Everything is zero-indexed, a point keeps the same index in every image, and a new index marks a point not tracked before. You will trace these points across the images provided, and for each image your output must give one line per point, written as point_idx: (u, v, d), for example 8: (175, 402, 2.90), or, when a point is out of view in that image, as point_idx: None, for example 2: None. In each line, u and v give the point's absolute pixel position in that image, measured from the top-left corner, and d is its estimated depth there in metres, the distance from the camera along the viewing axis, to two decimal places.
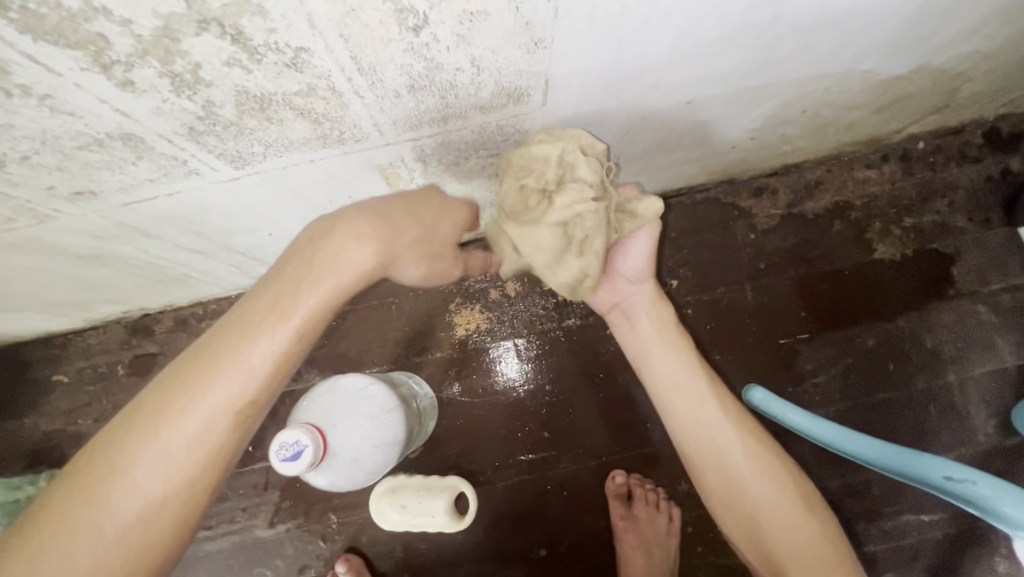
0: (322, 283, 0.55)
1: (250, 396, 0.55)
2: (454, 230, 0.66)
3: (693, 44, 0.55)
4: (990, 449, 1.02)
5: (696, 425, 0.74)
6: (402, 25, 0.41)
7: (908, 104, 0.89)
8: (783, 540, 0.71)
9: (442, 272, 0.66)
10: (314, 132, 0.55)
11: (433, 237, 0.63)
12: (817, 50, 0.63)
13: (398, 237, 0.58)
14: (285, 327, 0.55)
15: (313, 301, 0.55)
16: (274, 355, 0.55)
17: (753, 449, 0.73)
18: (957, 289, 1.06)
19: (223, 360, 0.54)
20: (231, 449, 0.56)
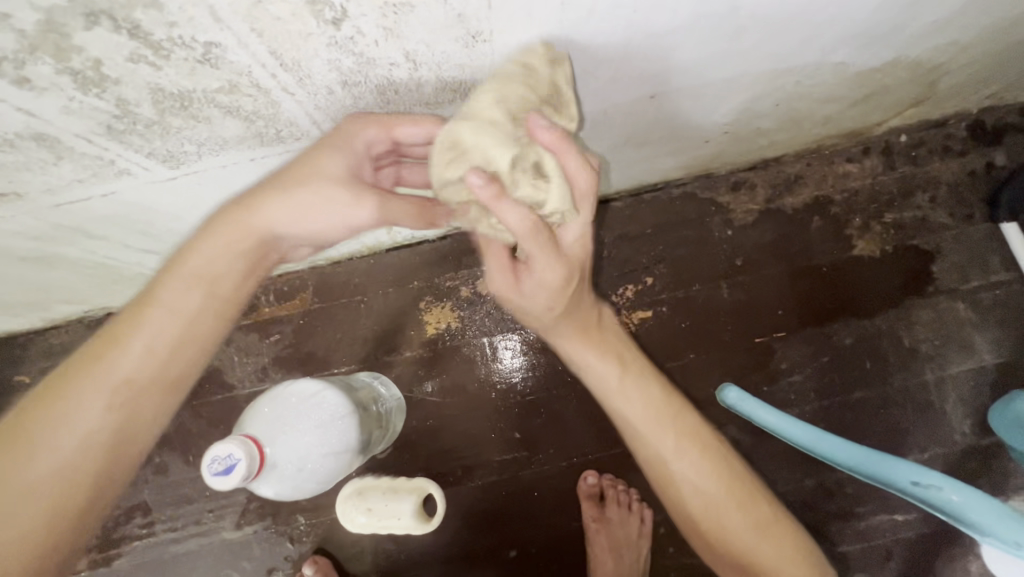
0: (190, 259, 0.54)
1: (128, 377, 0.54)
2: (343, 163, 0.51)
3: (648, 36, 0.52)
4: (967, 449, 1.01)
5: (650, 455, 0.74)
6: (319, 18, 0.38)
7: (887, 96, 0.86)
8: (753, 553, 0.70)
9: (339, 213, 0.51)
10: (248, 131, 0.52)
11: (308, 180, 0.51)
12: (783, 42, 0.60)
13: (266, 189, 0.52)
14: (156, 308, 0.54)
15: (183, 277, 0.54)
16: (148, 336, 0.54)
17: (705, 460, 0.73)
18: (937, 286, 1.05)
19: (104, 344, 0.54)
20: (109, 441, 0.53)
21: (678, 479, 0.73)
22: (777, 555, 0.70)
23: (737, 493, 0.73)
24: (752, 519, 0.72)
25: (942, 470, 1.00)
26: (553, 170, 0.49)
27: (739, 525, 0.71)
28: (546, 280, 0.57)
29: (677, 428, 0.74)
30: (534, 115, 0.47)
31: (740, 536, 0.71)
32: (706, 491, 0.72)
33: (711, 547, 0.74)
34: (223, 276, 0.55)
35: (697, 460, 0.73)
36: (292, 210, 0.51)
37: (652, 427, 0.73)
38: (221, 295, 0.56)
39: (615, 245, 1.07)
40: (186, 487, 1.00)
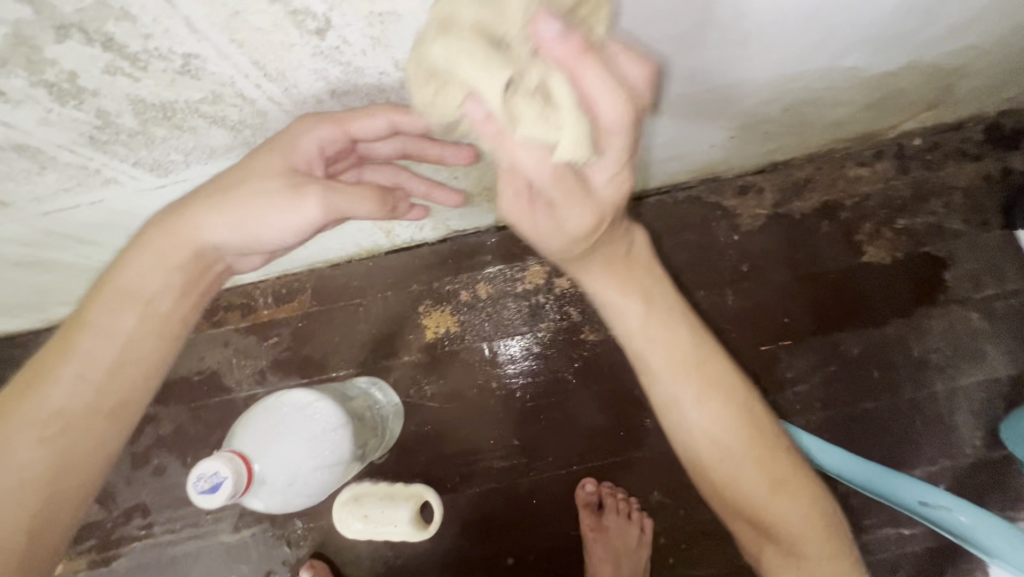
0: (121, 273, 0.52)
1: (59, 407, 0.51)
2: (287, 157, 0.47)
3: (650, 41, 0.49)
4: (977, 462, 0.98)
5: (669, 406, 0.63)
6: (301, 28, 0.37)
7: (901, 100, 0.83)
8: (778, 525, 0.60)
9: (274, 212, 0.46)
10: (236, 140, 0.50)
11: (245, 179, 0.47)
12: (792, 47, 0.57)
13: (194, 199, 0.51)
14: (86, 329, 0.52)
15: (114, 295, 0.53)
16: (79, 363, 0.52)
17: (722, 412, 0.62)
18: (949, 294, 1.02)
19: (36, 377, 0.52)
20: (44, 477, 0.50)
21: (691, 428, 0.62)
22: (795, 519, 0.60)
23: (761, 450, 0.61)
24: (771, 482, 0.60)
25: (951, 483, 0.98)
26: (566, 97, 0.35)
27: (755, 485, 0.60)
28: (569, 227, 0.44)
29: (698, 373, 0.62)
30: (544, 18, 0.34)
31: (756, 498, 0.60)
32: (722, 444, 0.61)
33: (724, 506, 0.64)
34: (154, 290, 0.53)
35: (718, 409, 0.62)
36: (226, 211, 0.47)
37: (672, 373, 0.62)
38: (155, 311, 0.54)
39: None
40: (184, 489, 1.00)
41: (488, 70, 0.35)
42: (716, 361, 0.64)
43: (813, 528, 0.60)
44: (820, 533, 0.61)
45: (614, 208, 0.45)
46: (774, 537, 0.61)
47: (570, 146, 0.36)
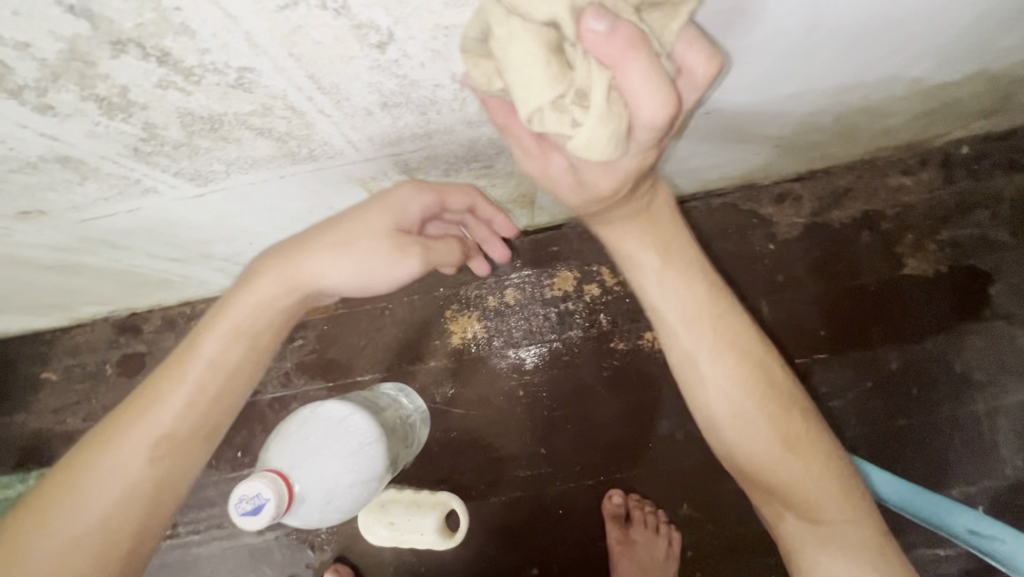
0: (233, 309, 0.54)
1: (168, 431, 0.54)
2: (395, 217, 0.55)
3: (716, 51, 0.47)
4: (1017, 484, 0.95)
5: (685, 363, 0.61)
6: (362, 42, 0.35)
7: (955, 109, 0.80)
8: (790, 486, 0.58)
9: (383, 267, 0.53)
10: (280, 151, 0.49)
11: (360, 232, 0.53)
12: (859, 57, 0.55)
13: (314, 242, 0.54)
14: (196, 358, 0.54)
15: (224, 329, 0.54)
16: (187, 393, 0.54)
17: (738, 372, 0.60)
18: (994, 310, 0.98)
19: (144, 398, 0.54)
20: (150, 496, 0.54)
21: (706, 386, 0.60)
22: (814, 480, 0.58)
23: (776, 408, 0.60)
24: (786, 442, 0.58)
25: (989, 504, 0.95)
26: (602, 91, 0.33)
27: (770, 445, 0.58)
28: (590, 183, 0.44)
29: (715, 330, 0.60)
30: (594, 12, 0.31)
31: (773, 459, 0.58)
32: (737, 406, 0.59)
33: (736, 467, 0.62)
34: (260, 324, 0.55)
35: (733, 370, 0.60)
36: (340, 259, 0.53)
37: (688, 330, 0.60)
38: (260, 343, 0.56)
39: None
40: (209, 491, 1.00)
41: (533, 56, 0.33)
42: (731, 318, 0.61)
43: (831, 486, 0.59)
44: (838, 492, 0.59)
45: (638, 173, 0.44)
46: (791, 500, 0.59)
47: (584, 145, 0.35)
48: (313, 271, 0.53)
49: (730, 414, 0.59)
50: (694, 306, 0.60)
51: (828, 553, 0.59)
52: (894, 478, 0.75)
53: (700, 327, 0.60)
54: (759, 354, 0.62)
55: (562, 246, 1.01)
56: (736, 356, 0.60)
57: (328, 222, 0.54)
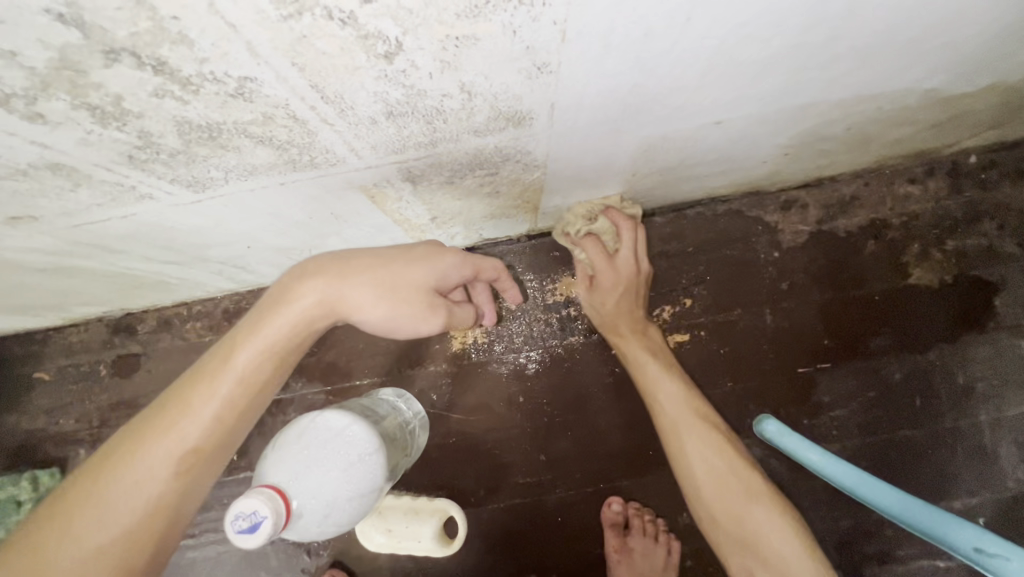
0: (268, 329, 0.59)
1: (196, 444, 0.57)
2: (433, 275, 0.63)
3: (733, 64, 0.45)
4: (1018, 496, 0.95)
5: (672, 436, 0.84)
6: (370, 52, 0.33)
7: (966, 120, 0.79)
8: (753, 533, 0.78)
9: (413, 316, 0.62)
10: (280, 158, 0.47)
11: (399, 281, 0.61)
12: (875, 70, 0.53)
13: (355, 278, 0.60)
14: (228, 374, 0.58)
15: (256, 347, 0.58)
16: (218, 407, 0.57)
17: (711, 442, 0.83)
18: (999, 321, 0.98)
19: (171, 412, 0.57)
20: (172, 507, 0.56)
21: (690, 453, 0.82)
22: (772, 529, 0.77)
23: (741, 472, 0.81)
24: (749, 496, 0.80)
25: (991, 516, 0.95)
26: (598, 218, 0.84)
27: (738, 497, 0.80)
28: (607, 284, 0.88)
29: (694, 410, 0.85)
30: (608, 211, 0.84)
31: (741, 508, 0.79)
32: (711, 468, 0.81)
33: (712, 521, 0.81)
34: (288, 344, 0.60)
35: (708, 441, 0.83)
36: (380, 301, 0.61)
37: (675, 410, 0.84)
38: (286, 358, 0.61)
39: (653, 262, 1.01)
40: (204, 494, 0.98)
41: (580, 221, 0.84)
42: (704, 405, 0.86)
43: (789, 538, 0.77)
44: (796, 545, 0.77)
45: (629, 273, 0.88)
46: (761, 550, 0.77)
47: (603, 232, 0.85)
48: (356, 305, 0.60)
49: (705, 476, 0.81)
50: (681, 390, 0.85)
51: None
52: (898, 494, 0.81)
53: (687, 405, 0.85)
54: (724, 430, 0.85)
55: (565, 251, 1.00)
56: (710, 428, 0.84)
57: (372, 261, 0.61)
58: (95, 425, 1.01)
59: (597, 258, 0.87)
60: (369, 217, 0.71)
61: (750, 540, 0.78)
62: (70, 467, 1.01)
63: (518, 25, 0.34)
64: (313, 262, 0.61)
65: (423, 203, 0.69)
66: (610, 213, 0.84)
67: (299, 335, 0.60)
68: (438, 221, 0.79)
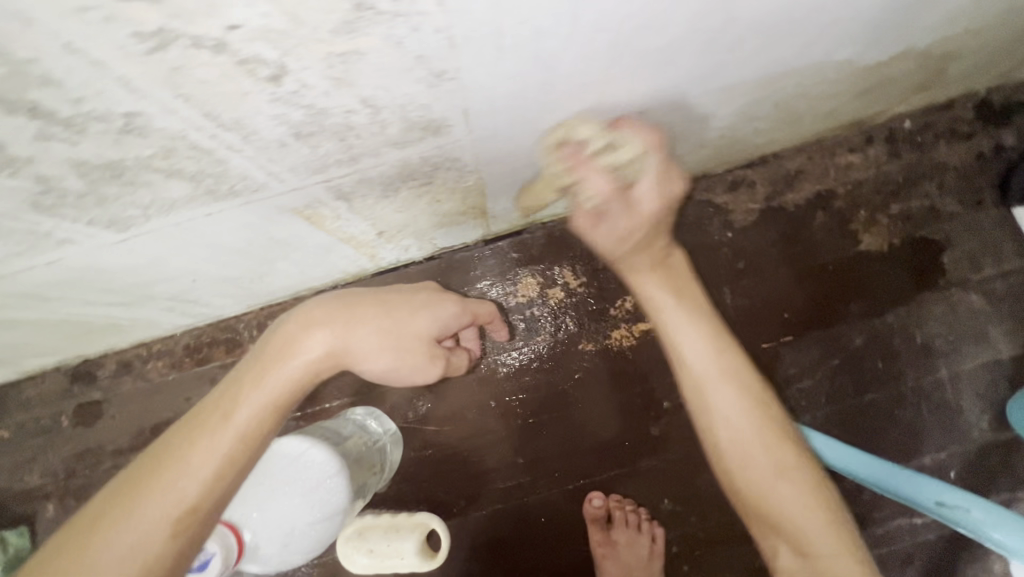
0: (270, 380, 0.53)
1: (191, 506, 0.48)
2: (434, 324, 0.65)
3: (636, 55, 0.46)
4: (984, 445, 0.97)
5: (687, 386, 0.67)
6: (253, 77, 0.33)
7: (891, 86, 0.81)
8: (778, 508, 0.61)
9: (415, 367, 0.63)
10: (197, 189, 0.47)
11: (406, 330, 0.61)
12: (783, 46, 0.54)
13: (369, 318, 0.58)
14: (229, 429, 0.50)
15: (261, 400, 0.52)
16: (217, 465, 0.49)
17: (737, 396, 0.65)
18: (948, 278, 1.00)
19: (166, 470, 0.48)
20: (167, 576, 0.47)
21: (713, 409, 0.65)
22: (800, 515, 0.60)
23: (772, 437, 0.63)
24: (778, 467, 0.62)
25: (961, 469, 0.97)
26: (623, 140, 0.55)
27: (765, 466, 0.62)
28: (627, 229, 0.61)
29: (720, 357, 0.66)
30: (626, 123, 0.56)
31: (765, 480, 0.61)
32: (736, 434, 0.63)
33: (734, 493, 0.64)
34: (293, 397, 0.54)
35: (742, 399, 0.65)
36: (386, 351, 0.59)
37: (694, 358, 0.66)
38: (288, 412, 0.55)
39: None
40: None
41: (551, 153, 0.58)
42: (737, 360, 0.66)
43: (817, 518, 0.60)
44: (829, 534, 0.59)
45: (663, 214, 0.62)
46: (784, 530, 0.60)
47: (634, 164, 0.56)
48: (368, 356, 0.58)
49: (725, 434, 0.64)
50: (706, 328, 0.67)
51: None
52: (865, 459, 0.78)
53: (713, 346, 0.66)
54: (760, 386, 0.66)
55: (523, 252, 1.01)
56: (737, 377, 0.65)
57: (379, 308, 0.59)
58: (62, 478, 0.99)
59: (606, 198, 0.56)
60: (312, 239, 0.71)
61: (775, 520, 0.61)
62: (39, 524, 0.98)
63: (401, 36, 0.34)
64: (314, 308, 0.57)
65: (364, 219, 0.69)
66: (620, 121, 0.57)
67: (294, 388, 0.53)
68: (385, 235, 0.79)
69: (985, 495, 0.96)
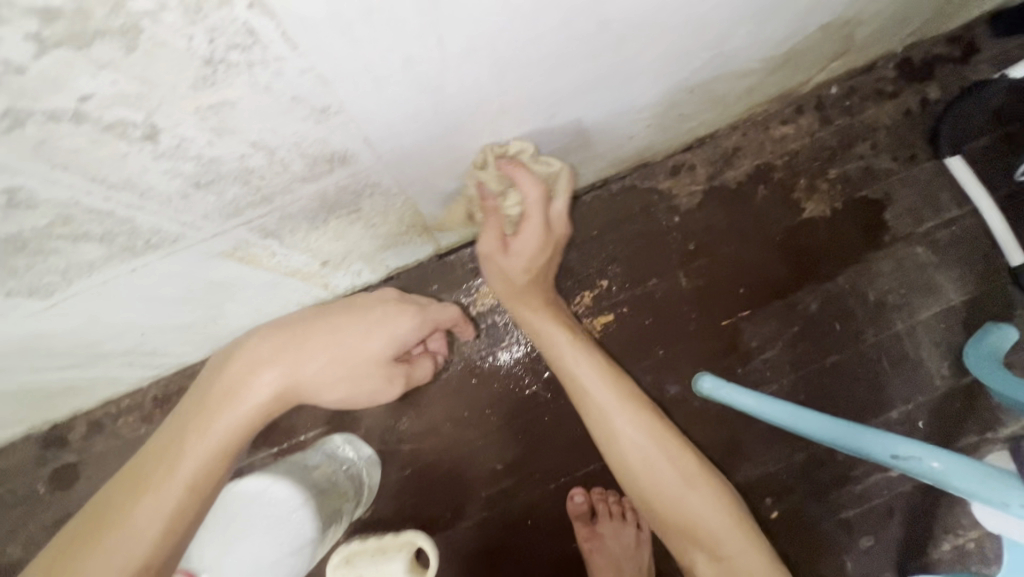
0: (213, 430, 0.54)
1: (141, 564, 0.51)
2: (389, 346, 0.65)
3: (519, 67, 0.47)
4: (948, 392, 1.00)
5: (617, 437, 0.77)
6: (126, 138, 0.34)
7: (804, 58, 0.84)
8: (690, 513, 0.74)
9: (372, 387, 0.66)
10: (112, 249, 0.48)
11: (360, 355, 0.63)
12: (673, 37, 0.56)
13: (317, 347, 0.60)
14: (175, 484, 0.52)
15: (207, 448, 0.54)
16: (163, 519, 0.52)
17: (640, 429, 0.77)
18: (893, 234, 1.03)
19: (110, 530, 0.51)
20: None
21: (621, 432, 0.77)
22: (707, 512, 0.73)
23: (675, 455, 0.77)
24: (683, 478, 0.75)
25: (928, 418, 0.99)
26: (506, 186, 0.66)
27: (673, 480, 0.75)
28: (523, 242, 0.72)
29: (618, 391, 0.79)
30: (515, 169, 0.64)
31: (677, 491, 0.74)
32: (643, 457, 0.76)
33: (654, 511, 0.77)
34: (240, 442, 0.56)
35: (645, 424, 0.77)
36: (336, 383, 0.62)
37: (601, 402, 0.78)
38: (235, 457, 0.57)
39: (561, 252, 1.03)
40: None
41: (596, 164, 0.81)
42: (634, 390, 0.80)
43: (718, 512, 0.73)
44: (733, 521, 0.73)
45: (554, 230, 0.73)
46: (700, 533, 0.73)
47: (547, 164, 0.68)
48: (319, 385, 0.61)
49: (642, 464, 0.76)
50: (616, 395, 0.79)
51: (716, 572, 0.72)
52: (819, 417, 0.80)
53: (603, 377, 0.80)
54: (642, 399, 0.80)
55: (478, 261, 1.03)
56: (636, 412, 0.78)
57: (327, 339, 0.61)
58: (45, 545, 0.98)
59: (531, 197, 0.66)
60: (254, 278, 0.71)
61: (687, 527, 0.73)
62: None
63: (266, 81, 0.35)
64: (265, 342, 0.60)
65: (302, 252, 0.70)
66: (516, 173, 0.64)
67: (240, 434, 0.56)
68: (331, 264, 0.80)
69: (954, 440, 0.98)
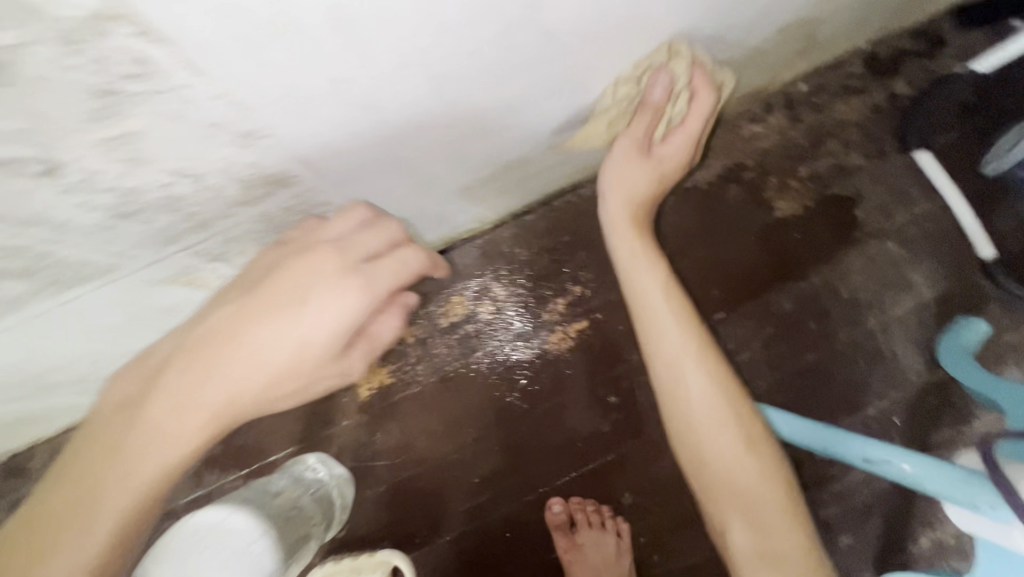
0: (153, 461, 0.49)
1: None
2: (326, 342, 0.51)
3: (461, 80, 0.46)
4: (923, 387, 0.99)
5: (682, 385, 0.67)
6: (22, 175, 0.32)
7: (768, 58, 0.83)
8: (741, 483, 0.63)
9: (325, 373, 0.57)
10: (37, 283, 0.45)
11: (287, 368, 0.51)
12: (625, 43, 0.54)
13: (227, 378, 0.49)
14: (101, 528, 0.47)
15: (140, 486, 0.49)
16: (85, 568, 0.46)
17: (712, 383, 0.67)
18: (864, 231, 1.02)
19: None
20: None
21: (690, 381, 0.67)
22: (762, 488, 0.63)
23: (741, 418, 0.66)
24: (745, 444, 0.65)
25: (904, 414, 0.99)
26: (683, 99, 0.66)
27: (733, 444, 0.65)
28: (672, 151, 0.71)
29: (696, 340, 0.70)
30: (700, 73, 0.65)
31: (735, 457, 0.64)
32: (709, 410, 0.66)
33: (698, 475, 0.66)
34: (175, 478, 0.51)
35: (716, 380, 0.68)
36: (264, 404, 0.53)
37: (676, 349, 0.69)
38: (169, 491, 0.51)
39: (532, 260, 1.01)
40: None
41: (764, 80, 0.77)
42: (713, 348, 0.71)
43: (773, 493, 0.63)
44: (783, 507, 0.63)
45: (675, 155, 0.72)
46: (749, 507, 0.62)
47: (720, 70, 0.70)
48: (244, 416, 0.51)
49: (701, 416, 0.66)
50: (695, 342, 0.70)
51: (754, 542, 0.61)
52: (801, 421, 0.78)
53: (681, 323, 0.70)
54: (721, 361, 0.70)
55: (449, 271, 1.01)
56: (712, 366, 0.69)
57: (236, 362, 0.49)
58: None
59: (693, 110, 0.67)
60: None
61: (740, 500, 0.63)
62: None
63: (175, 110, 0.33)
64: (186, 356, 0.50)
65: None
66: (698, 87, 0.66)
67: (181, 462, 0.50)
68: None
69: (930, 435, 0.98)
